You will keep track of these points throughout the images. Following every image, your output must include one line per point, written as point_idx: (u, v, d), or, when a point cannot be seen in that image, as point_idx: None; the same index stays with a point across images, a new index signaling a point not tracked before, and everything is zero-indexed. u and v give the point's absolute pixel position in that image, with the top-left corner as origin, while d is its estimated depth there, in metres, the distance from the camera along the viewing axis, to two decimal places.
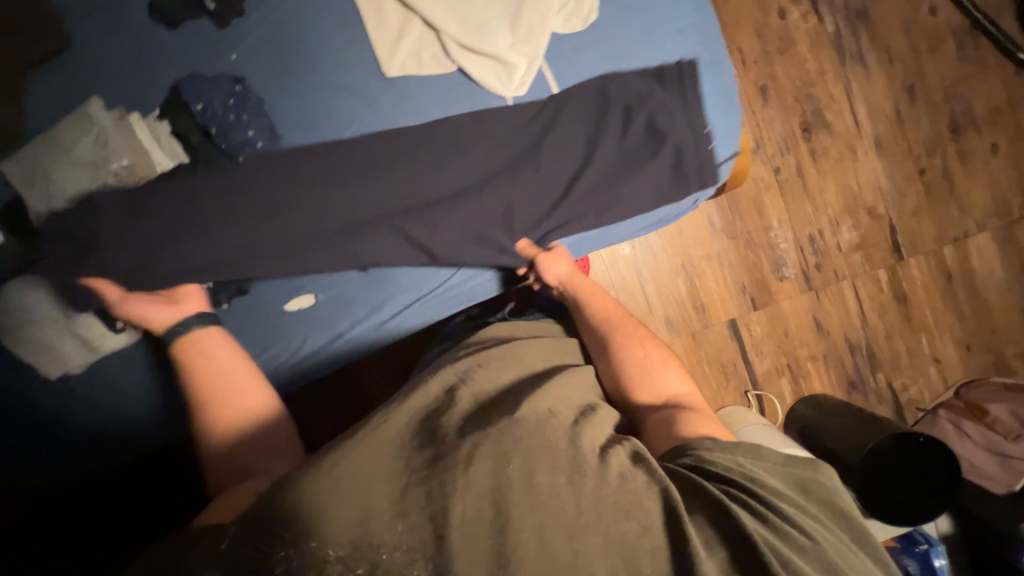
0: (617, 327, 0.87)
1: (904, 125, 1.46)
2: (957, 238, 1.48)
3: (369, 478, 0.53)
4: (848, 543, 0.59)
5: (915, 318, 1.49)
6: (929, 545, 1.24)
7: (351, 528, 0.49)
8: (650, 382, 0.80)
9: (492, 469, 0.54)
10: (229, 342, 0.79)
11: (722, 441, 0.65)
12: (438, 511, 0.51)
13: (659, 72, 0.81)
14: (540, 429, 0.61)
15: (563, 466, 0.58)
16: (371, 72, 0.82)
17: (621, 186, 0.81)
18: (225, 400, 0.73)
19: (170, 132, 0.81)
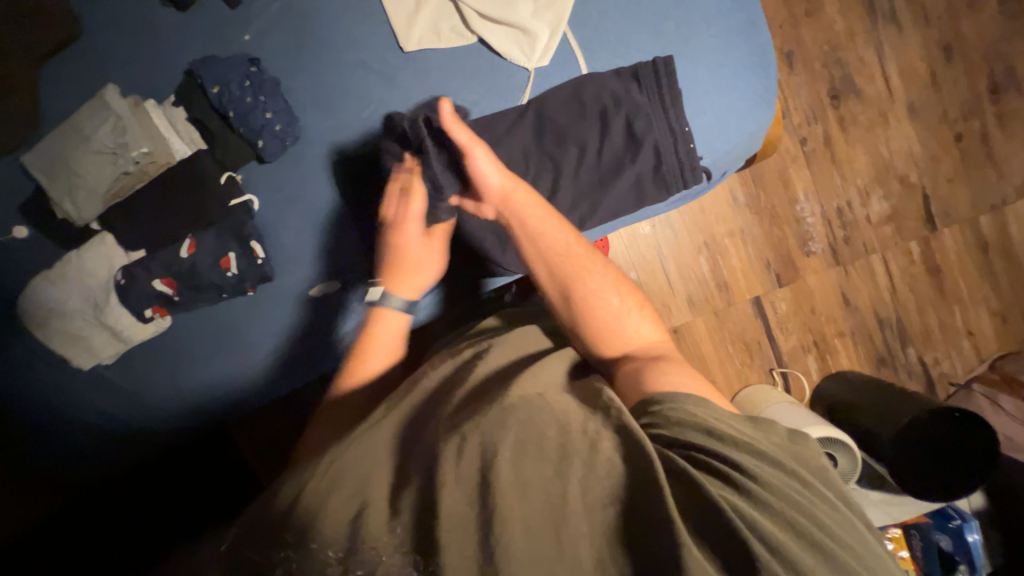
0: (580, 265, 0.74)
1: (940, 88, 1.38)
2: (994, 206, 1.41)
3: (364, 479, 0.53)
4: (829, 498, 0.53)
5: (949, 290, 1.44)
6: (963, 520, 1.21)
7: (344, 525, 0.48)
8: (613, 335, 0.72)
9: (481, 460, 0.50)
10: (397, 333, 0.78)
11: (680, 394, 0.60)
12: (425, 508, 0.48)
13: (636, 70, 0.74)
14: (532, 417, 0.55)
15: (548, 454, 0.52)
16: (387, 47, 0.79)
17: (600, 198, 0.77)
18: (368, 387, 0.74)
19: (187, 119, 0.80)
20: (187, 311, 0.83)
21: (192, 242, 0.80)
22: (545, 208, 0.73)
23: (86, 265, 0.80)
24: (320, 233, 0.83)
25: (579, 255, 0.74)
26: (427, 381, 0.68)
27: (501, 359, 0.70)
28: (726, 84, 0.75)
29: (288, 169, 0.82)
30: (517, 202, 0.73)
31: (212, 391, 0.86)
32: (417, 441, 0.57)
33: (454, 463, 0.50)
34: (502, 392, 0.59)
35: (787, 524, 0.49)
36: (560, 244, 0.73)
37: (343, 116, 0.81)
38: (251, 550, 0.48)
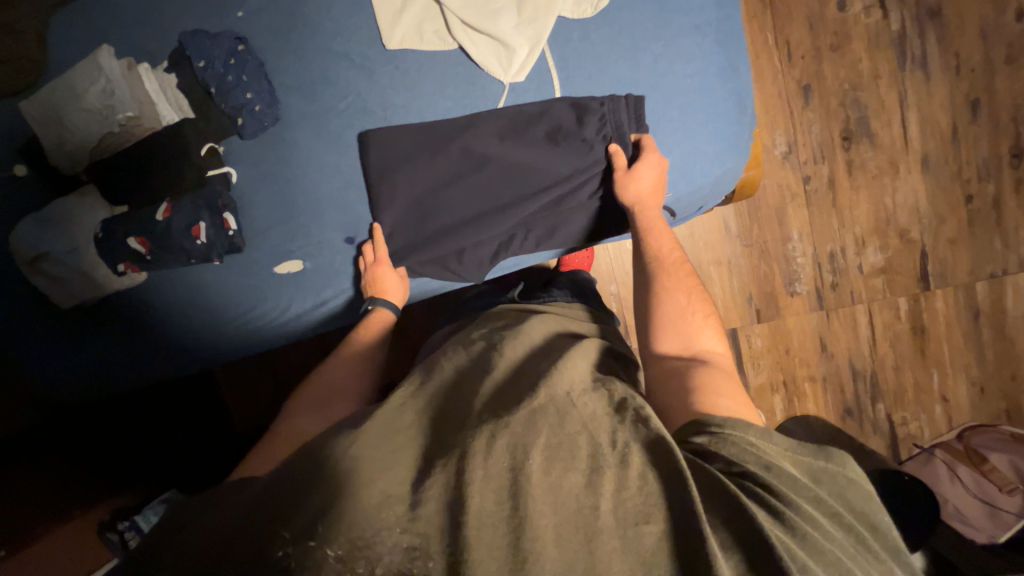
0: (670, 273, 0.78)
1: (959, 144, 1.32)
2: (993, 274, 1.37)
3: (380, 467, 0.51)
4: (870, 545, 0.53)
5: (930, 353, 1.41)
6: None
7: (368, 516, 0.47)
8: (680, 330, 0.73)
9: (510, 462, 0.52)
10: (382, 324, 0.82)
11: (737, 421, 0.59)
12: (454, 496, 0.49)
13: (606, 101, 0.77)
14: (560, 423, 0.56)
15: (580, 465, 0.53)
16: (371, 43, 0.80)
17: (554, 216, 0.83)
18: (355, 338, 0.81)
19: (177, 86, 0.83)
20: (159, 269, 0.86)
21: (168, 206, 0.84)
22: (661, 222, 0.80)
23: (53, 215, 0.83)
24: (290, 214, 0.86)
25: (676, 265, 0.79)
26: (447, 368, 0.69)
27: (516, 351, 0.73)
28: (694, 127, 0.78)
29: (263, 149, 0.85)
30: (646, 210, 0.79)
31: (188, 346, 0.90)
32: (438, 429, 0.58)
33: (484, 459, 0.51)
34: (530, 393, 0.59)
35: (833, 567, 0.49)
36: (656, 247, 0.79)
37: (322, 104, 0.83)
38: (251, 532, 0.46)
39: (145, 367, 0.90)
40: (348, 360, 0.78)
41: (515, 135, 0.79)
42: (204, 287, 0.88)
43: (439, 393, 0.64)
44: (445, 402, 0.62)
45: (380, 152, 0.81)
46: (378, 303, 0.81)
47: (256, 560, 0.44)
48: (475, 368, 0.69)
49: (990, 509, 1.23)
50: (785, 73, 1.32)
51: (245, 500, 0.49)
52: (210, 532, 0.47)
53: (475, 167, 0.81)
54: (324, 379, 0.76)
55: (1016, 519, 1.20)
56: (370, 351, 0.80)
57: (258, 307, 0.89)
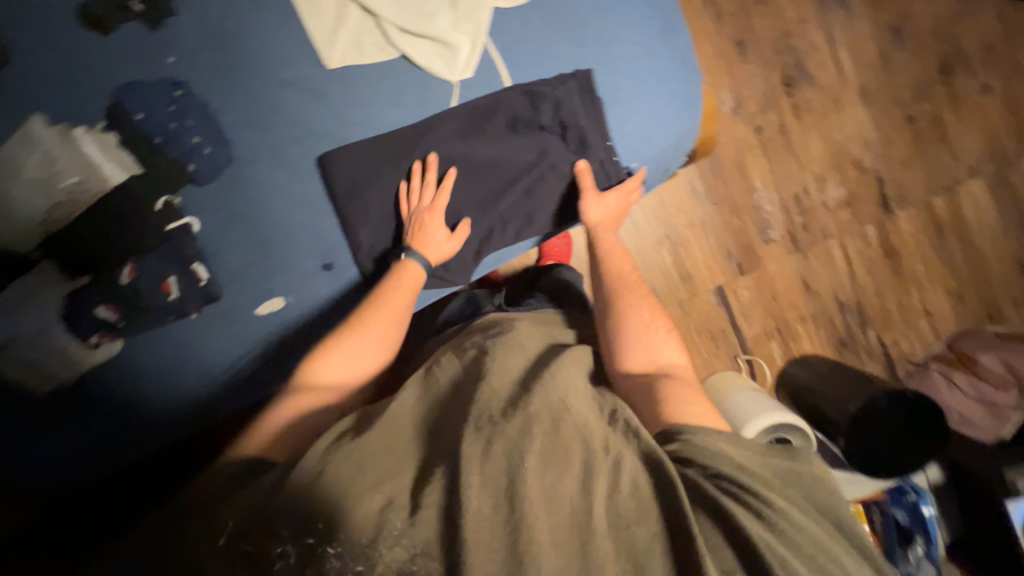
0: (632, 291, 0.79)
1: (892, 71, 1.39)
2: (948, 186, 1.43)
3: (371, 480, 0.54)
4: (844, 534, 0.55)
5: (905, 272, 1.46)
6: (917, 495, 1.28)
7: (362, 520, 0.52)
8: (641, 347, 0.73)
9: (507, 470, 0.53)
10: (411, 286, 0.78)
11: (708, 427, 0.61)
12: (449, 510, 0.51)
13: (557, 83, 0.78)
14: (554, 427, 0.57)
15: (573, 464, 0.55)
16: (312, 66, 0.79)
17: (529, 205, 0.83)
18: (380, 297, 0.77)
19: (119, 143, 0.80)
20: (135, 334, 0.83)
21: (133, 267, 0.81)
22: (622, 250, 0.85)
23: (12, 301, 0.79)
24: (263, 254, 0.84)
25: (635, 284, 0.81)
26: (441, 377, 0.68)
27: (510, 357, 0.69)
28: (646, 91, 0.79)
29: (220, 192, 0.82)
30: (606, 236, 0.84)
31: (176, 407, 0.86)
32: (434, 436, 0.60)
33: (479, 466, 0.53)
34: (524, 398, 0.60)
35: (808, 556, 0.51)
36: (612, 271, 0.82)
37: (273, 136, 0.81)
38: (251, 536, 0.51)
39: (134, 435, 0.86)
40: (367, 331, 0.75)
41: (468, 134, 0.80)
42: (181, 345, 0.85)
43: (434, 403, 0.64)
44: (443, 415, 0.62)
45: (345, 174, 0.80)
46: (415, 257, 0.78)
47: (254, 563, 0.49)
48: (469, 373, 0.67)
49: (990, 406, 1.30)
50: (719, 32, 1.36)
51: (245, 505, 0.54)
52: (215, 535, 0.51)
53: (436, 173, 0.80)
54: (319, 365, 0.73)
55: (1013, 412, 1.25)
56: (395, 303, 0.76)
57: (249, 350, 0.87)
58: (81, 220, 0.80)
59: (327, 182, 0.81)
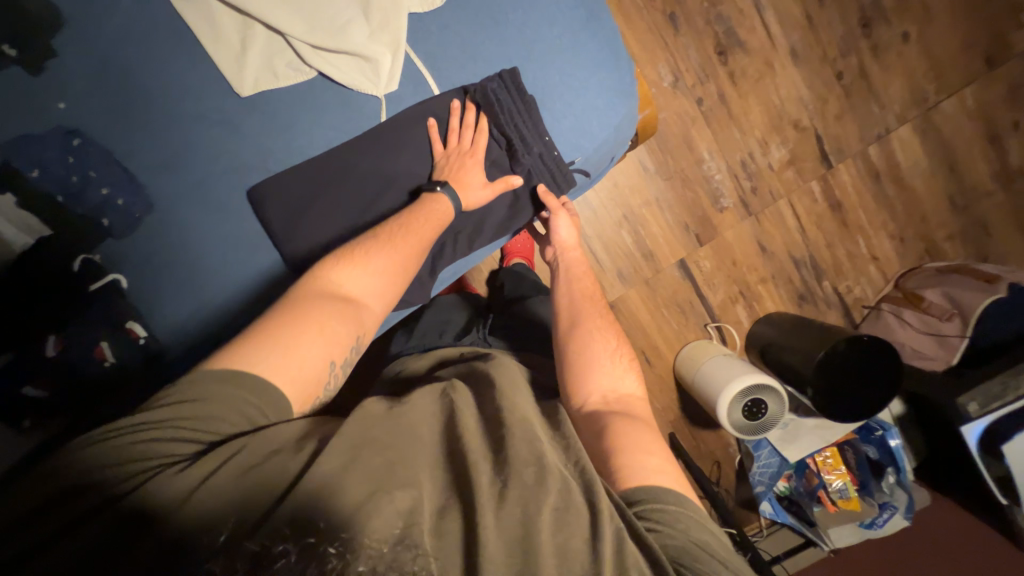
0: (593, 313, 0.82)
1: (817, 29, 1.42)
2: (880, 135, 1.49)
3: (385, 489, 0.50)
4: None
5: (851, 222, 1.53)
6: (883, 430, 1.37)
7: (382, 522, 0.48)
8: (604, 371, 0.73)
9: (521, 514, 0.50)
10: (440, 218, 0.73)
11: (671, 493, 0.57)
12: (467, 558, 0.48)
13: (485, 82, 0.75)
14: (559, 457, 0.56)
15: (582, 507, 0.52)
16: (223, 96, 0.73)
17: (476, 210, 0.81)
18: (406, 224, 0.71)
19: (18, 205, 0.72)
20: (70, 408, 0.75)
21: (59, 337, 0.74)
22: (586, 271, 0.91)
23: None
24: (200, 301, 0.78)
25: (598, 307, 0.84)
26: (457, 401, 0.61)
27: (507, 377, 0.66)
28: (579, 85, 0.77)
29: (143, 242, 0.76)
30: (570, 256, 0.94)
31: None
32: (452, 457, 0.55)
33: (494, 509, 0.50)
34: (532, 427, 0.58)
35: None
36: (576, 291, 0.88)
37: (193, 175, 0.75)
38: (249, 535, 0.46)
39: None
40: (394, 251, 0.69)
41: (401, 149, 0.76)
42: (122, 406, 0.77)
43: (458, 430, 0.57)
44: (461, 441, 0.56)
45: (275, 203, 0.74)
46: (447, 188, 0.73)
47: (248, 561, 0.45)
48: (485, 409, 0.61)
49: (938, 338, 1.36)
50: (649, 7, 1.35)
51: (245, 490, 0.49)
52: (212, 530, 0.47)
53: (385, 187, 0.76)
54: (341, 281, 0.66)
55: (960, 339, 1.32)
56: (420, 232, 0.71)
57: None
58: None
59: (261, 218, 0.75)
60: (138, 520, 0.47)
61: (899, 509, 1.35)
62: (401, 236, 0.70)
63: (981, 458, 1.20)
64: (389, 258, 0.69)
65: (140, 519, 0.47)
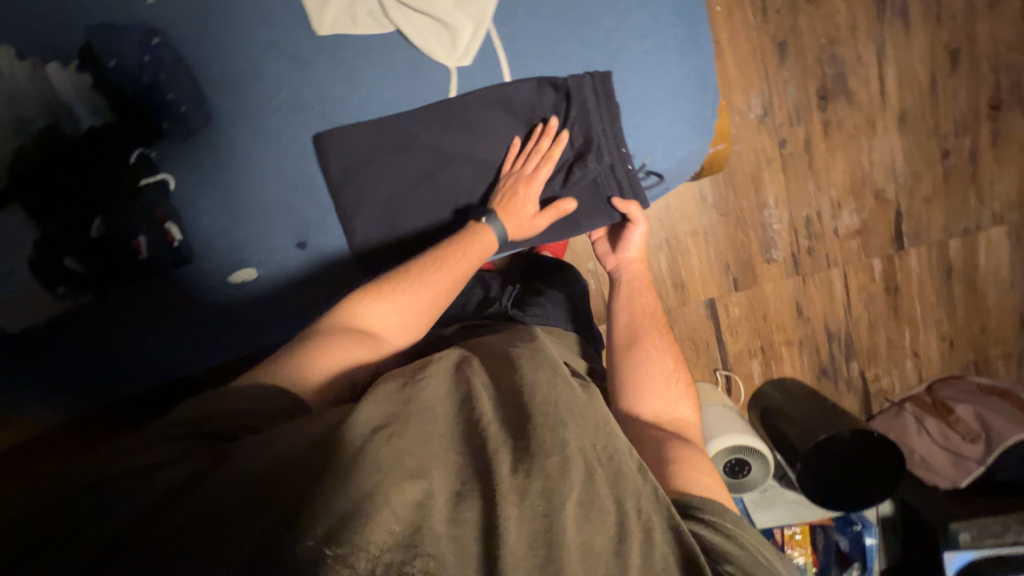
0: (655, 330, 0.85)
1: (938, 97, 1.28)
2: (967, 230, 1.36)
3: (392, 477, 0.44)
4: None
5: (903, 311, 1.43)
6: (863, 526, 1.32)
7: (402, 508, 0.42)
8: (660, 393, 0.76)
9: (543, 506, 0.47)
10: (480, 249, 0.74)
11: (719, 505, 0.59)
12: (487, 552, 0.44)
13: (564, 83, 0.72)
14: (587, 451, 0.52)
15: (606, 506, 0.51)
16: (299, 30, 0.73)
17: None
18: (443, 257, 0.73)
19: (90, 85, 0.75)
20: (100, 286, 0.81)
21: (103, 221, 0.78)
22: (647, 282, 0.92)
23: None
24: (233, 222, 0.81)
25: (658, 323, 0.86)
26: (476, 381, 0.57)
27: (537, 365, 0.59)
28: (654, 108, 0.73)
29: (196, 152, 0.78)
30: (637, 270, 0.94)
31: (144, 361, 0.85)
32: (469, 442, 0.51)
33: (516, 499, 0.46)
34: (555, 415, 0.53)
35: None
36: (643, 305, 0.89)
37: (254, 100, 0.76)
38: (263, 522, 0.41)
39: (88, 379, 0.84)
40: (427, 284, 0.72)
41: (473, 130, 0.75)
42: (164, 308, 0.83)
43: (475, 409, 0.53)
44: (477, 422, 0.52)
45: (339, 153, 0.75)
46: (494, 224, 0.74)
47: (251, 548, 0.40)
48: (507, 397, 0.55)
49: (954, 457, 1.29)
50: (759, 29, 1.25)
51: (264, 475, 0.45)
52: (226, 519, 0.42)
53: (446, 164, 0.77)
54: (367, 315, 0.69)
55: (977, 465, 1.25)
56: (455, 266, 0.73)
57: (225, 315, 0.84)
58: (49, 167, 0.77)
59: (321, 162, 0.76)
60: (148, 513, 0.43)
61: None
62: (430, 269, 0.72)
63: None
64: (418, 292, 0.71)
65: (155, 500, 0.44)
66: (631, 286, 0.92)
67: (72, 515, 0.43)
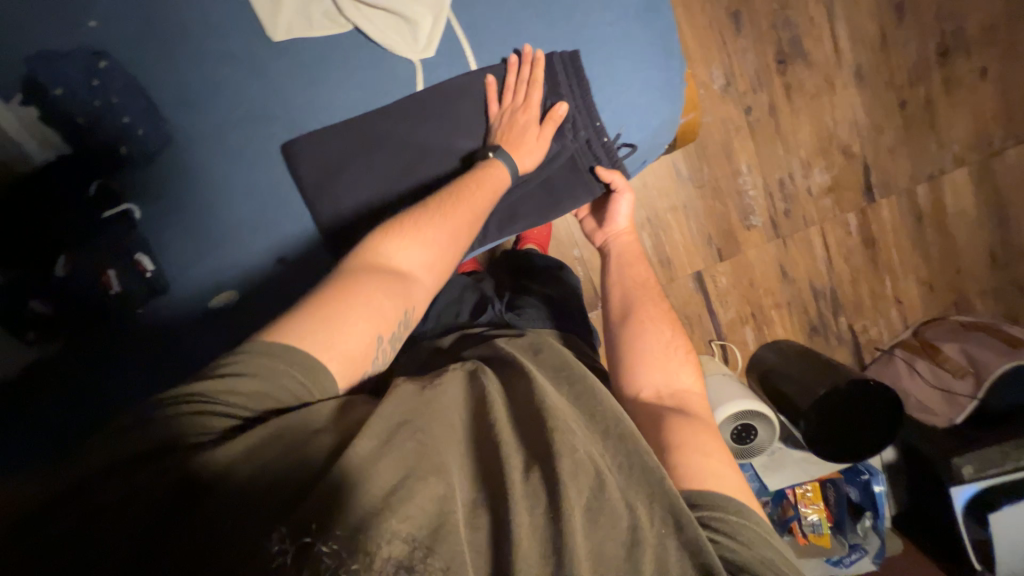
0: (649, 301, 0.84)
1: (889, 51, 1.32)
2: (932, 175, 1.40)
3: (404, 488, 0.46)
4: None
5: (882, 261, 1.46)
6: (870, 475, 1.35)
7: (411, 525, 0.44)
8: (659, 364, 0.74)
9: (550, 509, 0.48)
10: (499, 186, 0.70)
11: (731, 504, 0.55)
12: (497, 560, 0.45)
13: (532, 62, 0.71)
14: (599, 456, 0.53)
15: (618, 509, 0.50)
16: (254, 38, 0.71)
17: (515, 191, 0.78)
18: (461, 195, 0.69)
19: (39, 119, 0.72)
20: (70, 328, 0.77)
21: (69, 258, 0.75)
22: (638, 255, 0.92)
23: None
24: (207, 246, 0.78)
25: (654, 294, 0.86)
26: (491, 386, 0.59)
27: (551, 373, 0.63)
28: (624, 80, 0.73)
29: (159, 176, 0.75)
30: (628, 243, 0.94)
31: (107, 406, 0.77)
32: (485, 457, 0.52)
33: (528, 507, 0.48)
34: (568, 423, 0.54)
35: None
36: (636, 279, 0.89)
37: (216, 116, 0.73)
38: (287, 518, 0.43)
39: (67, 425, 0.75)
40: (447, 222, 0.67)
41: (446, 121, 0.73)
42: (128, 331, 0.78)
43: (491, 419, 0.55)
44: (493, 427, 0.54)
45: (309, 159, 0.73)
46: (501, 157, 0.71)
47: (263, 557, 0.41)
48: (520, 394, 0.58)
49: (947, 395, 1.34)
50: (712, 1, 1.27)
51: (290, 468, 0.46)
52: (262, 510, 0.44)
53: (423, 158, 0.75)
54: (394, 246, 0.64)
55: (969, 400, 1.29)
56: (477, 206, 0.69)
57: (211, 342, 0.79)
58: (5, 209, 0.73)
59: (293, 172, 0.74)
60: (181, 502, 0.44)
61: (869, 554, 1.36)
62: (450, 208, 0.68)
63: (965, 522, 1.18)
64: (441, 232, 0.66)
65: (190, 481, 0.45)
66: (624, 260, 0.92)
67: (88, 508, 0.43)
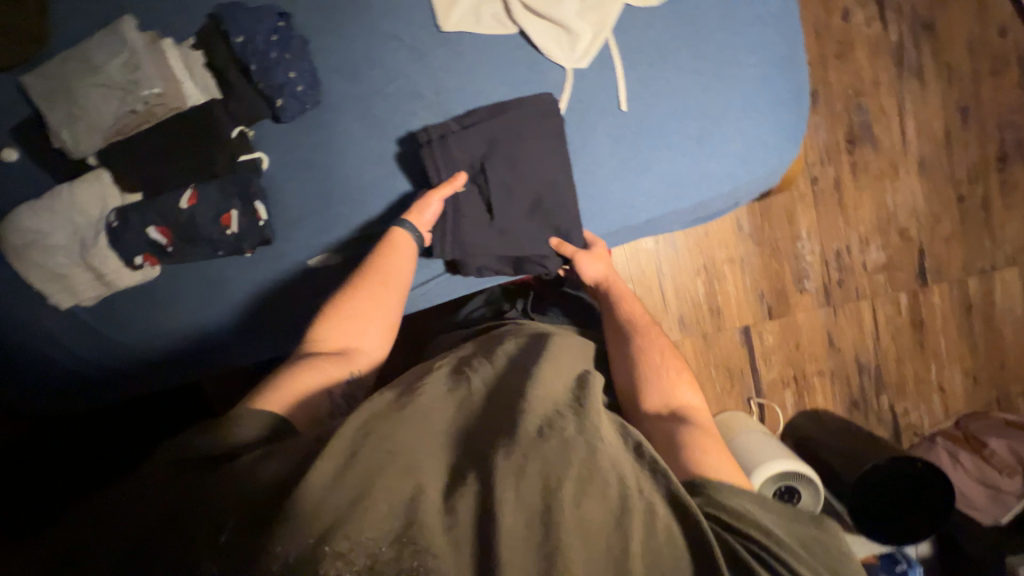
0: (641, 331, 0.80)
1: (952, 148, 1.41)
2: (983, 270, 1.45)
3: (388, 477, 0.48)
4: None
5: (929, 345, 1.48)
6: (909, 566, 1.28)
7: (395, 506, 0.46)
8: (654, 386, 0.72)
9: (538, 488, 0.48)
10: (404, 254, 0.75)
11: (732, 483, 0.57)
12: (481, 529, 0.45)
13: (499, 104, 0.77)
14: (591, 450, 0.53)
15: (609, 491, 0.50)
16: (426, 24, 0.77)
17: (633, 188, 0.81)
18: (380, 273, 0.73)
19: (205, 64, 0.77)
20: (177, 262, 0.81)
21: (193, 193, 0.77)
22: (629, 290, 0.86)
23: (83, 196, 0.77)
24: (326, 204, 0.81)
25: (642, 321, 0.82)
26: (475, 381, 0.63)
27: (551, 372, 0.64)
28: (755, 116, 0.79)
29: (302, 133, 0.80)
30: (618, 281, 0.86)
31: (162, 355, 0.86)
32: (466, 440, 0.54)
33: (513, 480, 0.48)
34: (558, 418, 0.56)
35: None
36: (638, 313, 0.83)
37: (370, 86, 0.79)
38: (253, 532, 0.44)
39: (121, 369, 0.86)
40: (361, 295, 0.72)
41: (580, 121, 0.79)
42: (153, 332, 0.84)
43: (471, 411, 0.58)
44: (470, 423, 0.56)
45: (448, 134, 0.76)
46: (406, 224, 0.75)
47: (254, 559, 0.42)
48: (496, 387, 0.62)
49: (993, 492, 1.29)
50: None
51: (264, 475, 0.48)
52: (211, 531, 0.44)
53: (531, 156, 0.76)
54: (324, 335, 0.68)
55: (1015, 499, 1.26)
56: (385, 271, 0.74)
57: (249, 314, 0.84)
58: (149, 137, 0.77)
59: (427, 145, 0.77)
60: (152, 524, 0.45)
61: None
62: (367, 282, 0.73)
63: None
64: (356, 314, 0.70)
65: (156, 506, 0.46)
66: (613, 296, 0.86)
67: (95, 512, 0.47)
